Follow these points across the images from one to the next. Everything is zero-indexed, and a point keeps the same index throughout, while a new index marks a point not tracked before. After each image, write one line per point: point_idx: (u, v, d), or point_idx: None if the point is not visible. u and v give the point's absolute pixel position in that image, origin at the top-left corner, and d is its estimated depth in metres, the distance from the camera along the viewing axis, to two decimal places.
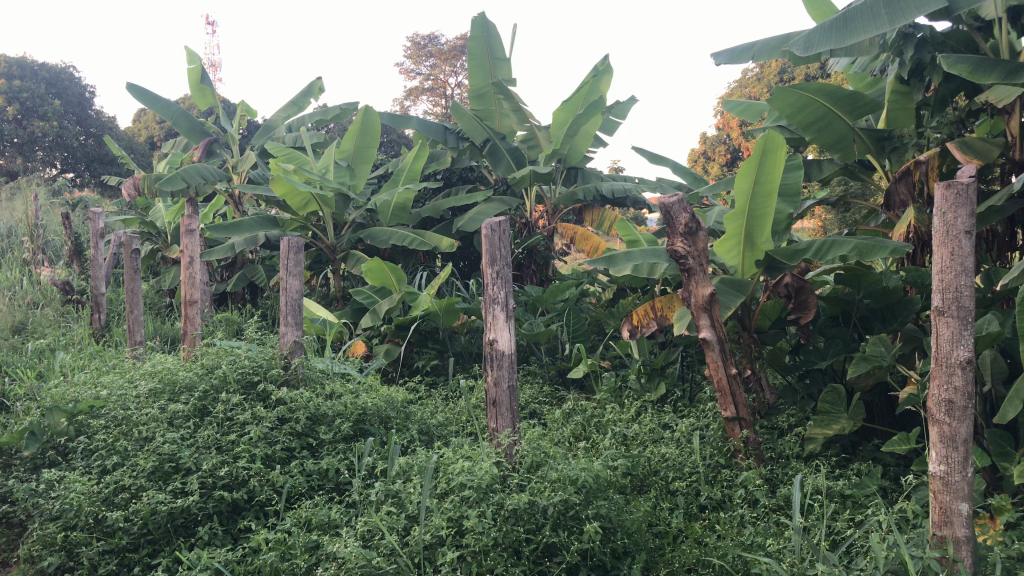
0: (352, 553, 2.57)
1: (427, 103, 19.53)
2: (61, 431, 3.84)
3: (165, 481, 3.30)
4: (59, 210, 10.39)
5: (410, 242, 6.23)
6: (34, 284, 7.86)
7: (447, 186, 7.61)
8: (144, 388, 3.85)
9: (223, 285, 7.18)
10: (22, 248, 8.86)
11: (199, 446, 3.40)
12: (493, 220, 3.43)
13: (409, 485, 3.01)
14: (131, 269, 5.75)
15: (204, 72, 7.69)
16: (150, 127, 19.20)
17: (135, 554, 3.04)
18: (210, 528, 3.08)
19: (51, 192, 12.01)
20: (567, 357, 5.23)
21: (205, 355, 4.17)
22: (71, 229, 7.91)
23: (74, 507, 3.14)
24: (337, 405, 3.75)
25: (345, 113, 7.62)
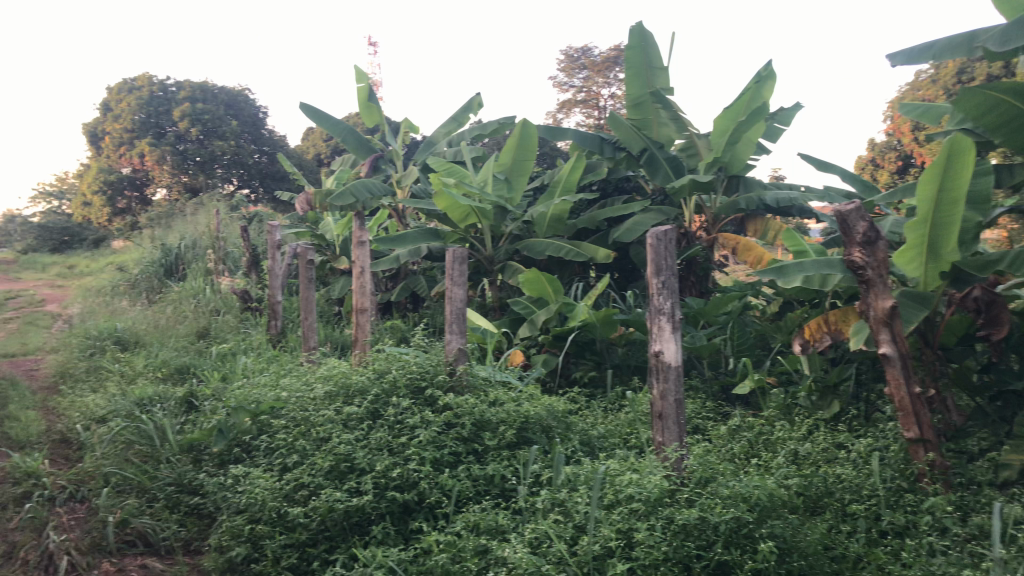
0: (521, 560, 2.61)
1: (580, 115, 19.55)
2: (246, 429, 4.14)
3: (341, 480, 3.46)
4: (237, 223, 11.12)
5: (566, 253, 6.25)
6: (216, 292, 8.44)
7: (604, 196, 7.58)
8: (320, 391, 4.06)
9: (387, 295, 7.45)
10: (208, 259, 9.59)
11: (372, 448, 3.54)
12: (658, 229, 3.39)
13: (576, 495, 3.01)
14: (306, 279, 6.10)
15: (371, 90, 8.03)
16: (317, 145, 20.32)
17: (314, 549, 3.21)
18: (383, 528, 3.20)
19: (231, 206, 12.92)
20: (730, 372, 5.09)
21: (374, 361, 4.33)
22: (249, 241, 8.44)
23: (259, 501, 3.37)
24: (501, 412, 3.76)
25: (503, 127, 7.75)
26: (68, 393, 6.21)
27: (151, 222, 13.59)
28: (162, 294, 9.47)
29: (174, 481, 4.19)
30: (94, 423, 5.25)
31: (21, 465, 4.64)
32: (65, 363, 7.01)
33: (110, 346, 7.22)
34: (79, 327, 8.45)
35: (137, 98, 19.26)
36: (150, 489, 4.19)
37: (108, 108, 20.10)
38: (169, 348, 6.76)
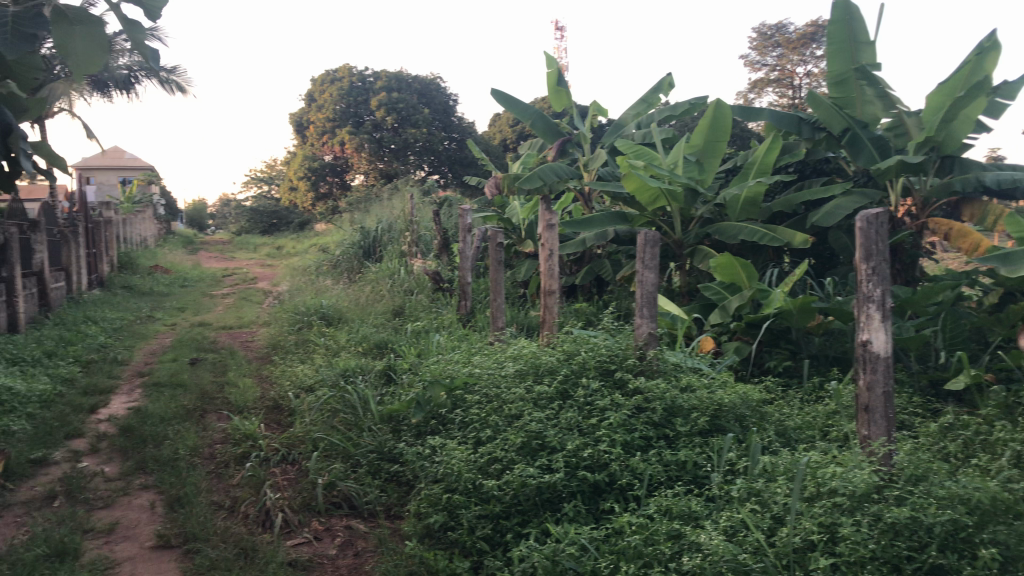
0: (718, 547, 2.56)
1: (773, 94, 18.85)
2: (441, 403, 4.36)
3: (532, 457, 3.55)
4: (429, 207, 11.60)
5: (761, 238, 6.04)
6: (410, 273, 8.85)
7: (800, 179, 7.27)
8: (511, 369, 4.18)
9: (572, 278, 7.52)
10: (402, 242, 10.05)
11: (563, 427, 3.60)
12: (869, 212, 3.20)
13: (773, 486, 2.93)
14: (496, 261, 6.28)
15: (560, 74, 8.09)
16: (504, 131, 20.80)
17: (507, 521, 3.31)
18: (574, 506, 3.24)
19: (423, 190, 13.48)
20: (941, 366, 4.76)
21: (563, 342, 4.39)
22: (440, 224, 8.77)
23: (455, 472, 3.55)
24: (692, 398, 3.70)
25: (694, 108, 7.58)
26: (280, 363, 6.73)
27: (352, 206, 14.45)
28: (361, 274, 10.05)
29: (375, 449, 4.44)
30: (304, 392, 5.67)
31: (243, 427, 5.09)
32: (278, 337, 7.61)
33: (316, 322, 7.76)
34: (289, 304, 9.14)
35: (339, 89, 20.65)
36: (354, 455, 4.46)
37: (313, 99, 21.63)
38: (368, 325, 7.17)
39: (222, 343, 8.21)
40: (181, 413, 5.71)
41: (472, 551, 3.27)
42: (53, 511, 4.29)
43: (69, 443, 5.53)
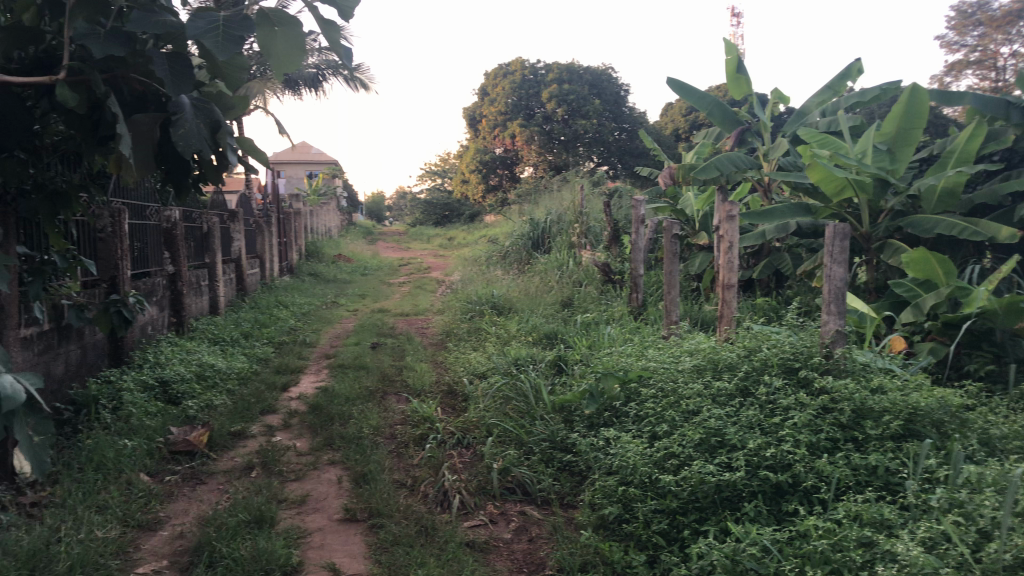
0: (917, 558, 2.44)
1: (972, 77, 17.53)
2: (615, 395, 4.37)
3: (710, 454, 3.50)
4: (600, 198, 11.61)
5: (961, 231, 5.62)
6: (580, 265, 8.89)
7: (1007, 168, 6.71)
8: (689, 364, 4.16)
9: (748, 272, 7.31)
10: (572, 233, 10.11)
11: (743, 425, 3.52)
12: None
13: (979, 498, 2.73)
14: (671, 253, 6.20)
15: (740, 62, 7.84)
16: (677, 121, 20.50)
17: (684, 518, 3.26)
18: (755, 506, 3.14)
19: (594, 182, 13.51)
20: None
21: (743, 338, 4.31)
22: (611, 216, 8.75)
23: (631, 465, 3.58)
24: (885, 400, 3.47)
25: (886, 93, 7.14)
26: (454, 350, 6.95)
27: (523, 198, 14.70)
28: (531, 264, 10.21)
29: (548, 437, 4.48)
30: (478, 378, 5.83)
31: (421, 410, 5.31)
32: (452, 325, 7.87)
33: (487, 311, 7.96)
34: (462, 293, 9.43)
35: (511, 81, 22.60)
36: (527, 443, 4.53)
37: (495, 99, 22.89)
38: (539, 315, 7.27)
39: (400, 329, 8.57)
40: (364, 394, 6.02)
41: (648, 545, 3.27)
42: (251, 481, 4.64)
43: (265, 417, 5.97)
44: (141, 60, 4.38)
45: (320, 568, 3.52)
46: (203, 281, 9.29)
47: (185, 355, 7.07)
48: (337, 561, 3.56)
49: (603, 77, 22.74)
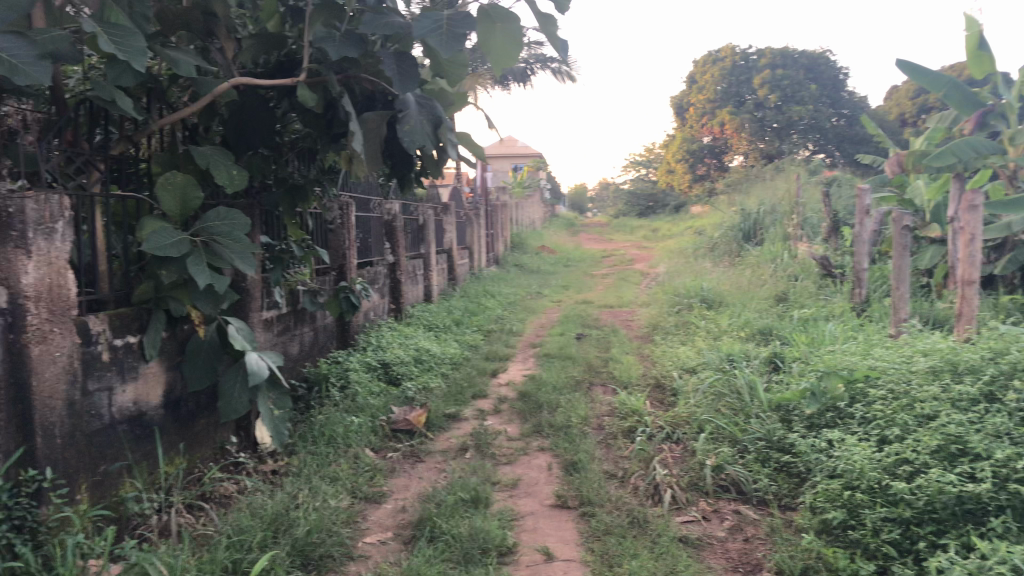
0: None
1: None
2: (839, 395, 4.13)
3: (950, 462, 3.25)
4: (817, 188, 11.07)
5: None
6: (794, 258, 8.52)
7: None
8: (922, 365, 3.92)
9: (988, 268, 6.70)
10: (786, 224, 9.71)
11: (988, 434, 3.25)
12: None
13: None
14: (900, 247, 5.79)
15: (982, 37, 7.18)
16: (902, 105, 19.15)
17: (919, 529, 3.04)
18: (1004, 521, 2.88)
19: (811, 171, 12.89)
20: None
21: (988, 340, 4.00)
22: (829, 206, 8.32)
23: (858, 469, 3.39)
24: None
25: None
26: (661, 343, 6.87)
27: (734, 189, 14.29)
28: (741, 257, 9.92)
29: (764, 436, 4.31)
30: (687, 372, 5.74)
31: (629, 401, 5.29)
32: (659, 318, 7.79)
33: (696, 304, 7.81)
34: (668, 285, 9.31)
35: (722, 69, 22.28)
36: (742, 441, 4.39)
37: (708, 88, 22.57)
38: (751, 310, 7.04)
39: (606, 320, 8.59)
40: (572, 384, 6.09)
41: (877, 555, 3.08)
42: (466, 462, 4.84)
43: (477, 402, 6.19)
44: (372, 61, 4.86)
45: (533, 551, 3.63)
46: (418, 270, 9.77)
47: (403, 340, 7.48)
48: (550, 545, 3.66)
49: (820, 59, 21.56)
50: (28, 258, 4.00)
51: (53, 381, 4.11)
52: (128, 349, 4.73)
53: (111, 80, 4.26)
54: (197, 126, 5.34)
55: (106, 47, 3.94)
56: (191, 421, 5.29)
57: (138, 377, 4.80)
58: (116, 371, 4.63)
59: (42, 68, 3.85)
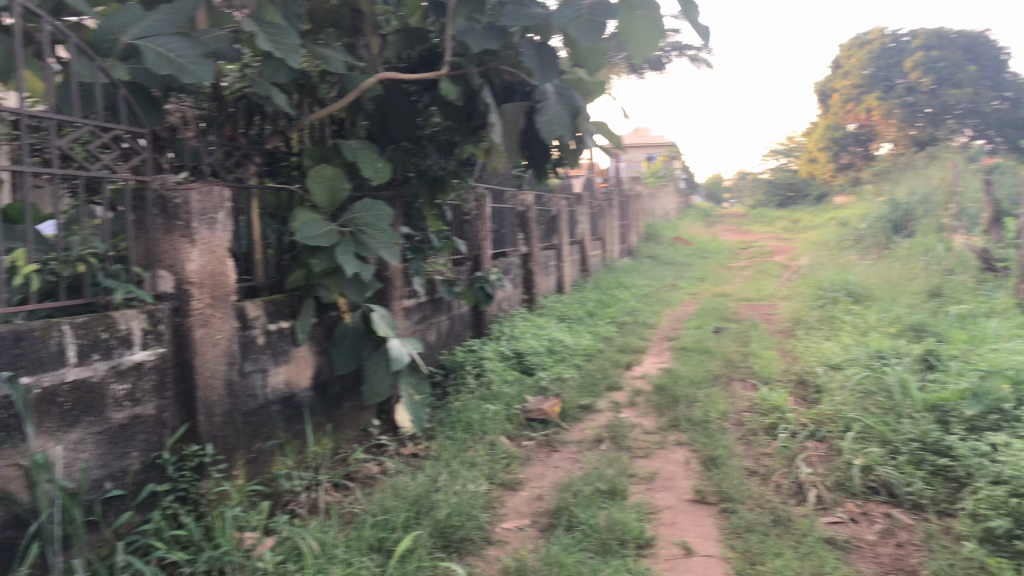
0: None
1: None
2: None
3: None
4: (977, 177, 10.40)
5: None
6: (950, 251, 8.05)
7: None
8: None
9: None
10: (942, 215, 9.18)
11: None
12: None
13: None
14: None
15: None
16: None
17: None
18: None
19: (970, 158, 12.13)
20: None
21: None
22: (991, 195, 7.80)
23: None
24: None
25: None
26: (804, 337, 6.64)
27: (884, 179, 13.63)
28: (891, 249, 9.44)
29: (918, 437, 4.08)
30: (833, 369, 5.53)
31: (770, 398, 5.14)
32: (801, 312, 7.52)
33: (841, 298, 7.50)
34: (812, 278, 8.97)
35: (869, 52, 21.29)
36: (893, 441, 4.17)
37: (848, 71, 22.33)
38: (902, 305, 6.70)
39: (745, 313, 8.38)
40: (709, 378, 5.98)
41: None
42: (601, 453, 4.86)
43: (611, 394, 6.15)
44: (512, 53, 4.94)
45: (672, 545, 3.59)
46: (551, 261, 9.83)
47: (537, 331, 7.56)
48: (688, 540, 3.62)
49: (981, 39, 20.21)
50: (191, 245, 4.28)
51: (214, 362, 4.39)
52: (281, 334, 5.00)
53: (267, 78, 4.49)
54: (344, 120, 5.55)
55: (263, 45, 4.15)
56: (337, 404, 5.53)
57: (289, 361, 5.06)
58: (270, 354, 4.89)
59: (206, 67, 4.09)
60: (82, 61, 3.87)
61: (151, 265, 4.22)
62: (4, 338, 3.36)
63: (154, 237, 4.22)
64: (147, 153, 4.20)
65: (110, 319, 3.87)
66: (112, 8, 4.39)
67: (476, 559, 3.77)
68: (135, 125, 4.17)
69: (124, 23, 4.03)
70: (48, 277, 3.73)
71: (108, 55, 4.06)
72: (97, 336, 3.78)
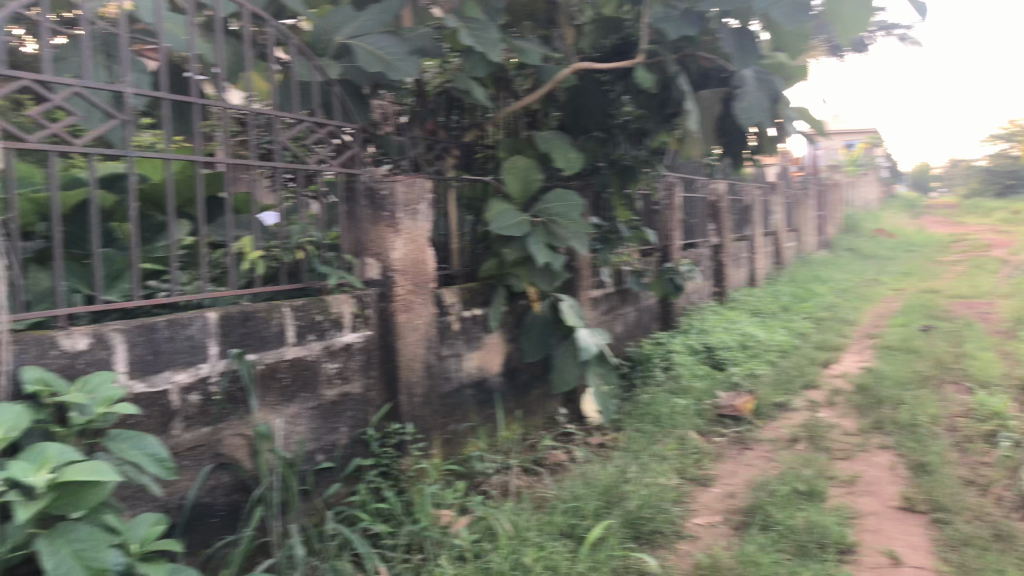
0: None
1: None
2: None
3: None
4: None
5: None
6: None
7: None
8: None
9: None
10: None
11: None
12: None
13: None
14: None
15: None
16: None
17: None
18: None
19: None
20: None
21: None
22: None
23: None
24: None
25: None
26: None
27: None
28: None
29: None
30: None
31: (989, 403, 4.74)
32: None
33: None
34: None
35: None
36: None
37: None
38: None
39: (958, 311, 7.77)
40: (918, 379, 5.60)
41: None
42: (798, 454, 4.67)
43: (808, 393, 5.88)
44: (710, 39, 4.84)
45: (878, 553, 3.40)
46: (743, 253, 9.55)
47: (728, 325, 7.37)
48: (896, 548, 3.42)
49: None
50: (397, 235, 4.51)
51: (414, 347, 4.61)
52: (475, 320, 5.14)
53: (467, 73, 4.64)
54: (537, 112, 5.63)
55: (465, 40, 4.28)
56: (526, 391, 5.64)
57: (482, 347, 5.20)
58: (464, 339, 5.05)
59: (412, 64, 4.26)
60: (302, 61, 4.15)
61: (361, 252, 4.49)
62: (234, 317, 3.68)
63: (363, 227, 4.49)
64: (358, 147, 4.46)
65: (324, 302, 4.16)
66: (327, 9, 4.66)
67: (666, 552, 3.76)
68: (346, 121, 4.44)
69: (338, 23, 4.31)
70: (271, 262, 4.07)
71: (323, 54, 4.35)
72: (312, 318, 4.07)
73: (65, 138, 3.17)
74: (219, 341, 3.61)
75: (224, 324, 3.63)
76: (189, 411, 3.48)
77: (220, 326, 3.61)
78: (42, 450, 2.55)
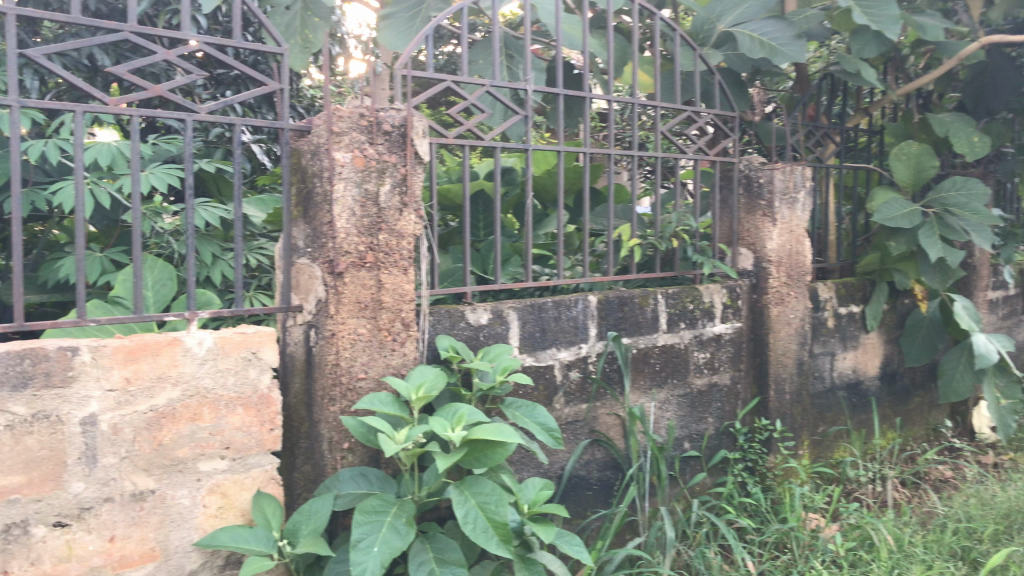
0: None
1: None
2: None
3: None
4: None
5: None
6: None
7: None
8: None
9: None
10: None
11: None
12: None
13: None
14: None
15: None
16: None
17: None
18: None
19: None
20: None
21: None
22: None
23: None
24: None
25: None
26: None
27: None
28: None
29: None
30: None
31: None
32: None
33: None
34: None
35: None
36: None
37: None
38: None
39: None
40: None
41: None
42: None
43: None
44: None
45: None
46: None
47: None
48: None
49: None
50: (773, 225, 4.37)
51: (786, 341, 4.44)
52: (851, 318, 4.85)
53: (856, 54, 4.36)
54: (931, 93, 5.17)
55: (859, 19, 4.04)
56: (907, 398, 5.21)
57: (858, 347, 4.90)
58: (839, 338, 4.79)
59: (797, 48, 4.09)
60: (685, 51, 4.18)
61: (733, 242, 4.50)
62: (611, 301, 3.84)
63: (737, 216, 4.49)
64: (734, 136, 4.41)
65: (696, 291, 4.18)
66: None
67: None
68: (724, 110, 4.42)
69: (721, 11, 4.28)
70: (647, 249, 4.17)
71: (704, 43, 4.33)
72: (685, 307, 4.11)
73: (476, 133, 3.47)
74: (598, 323, 3.79)
75: (603, 307, 3.80)
76: (569, 387, 3.70)
77: (599, 309, 3.79)
78: (456, 410, 2.88)
